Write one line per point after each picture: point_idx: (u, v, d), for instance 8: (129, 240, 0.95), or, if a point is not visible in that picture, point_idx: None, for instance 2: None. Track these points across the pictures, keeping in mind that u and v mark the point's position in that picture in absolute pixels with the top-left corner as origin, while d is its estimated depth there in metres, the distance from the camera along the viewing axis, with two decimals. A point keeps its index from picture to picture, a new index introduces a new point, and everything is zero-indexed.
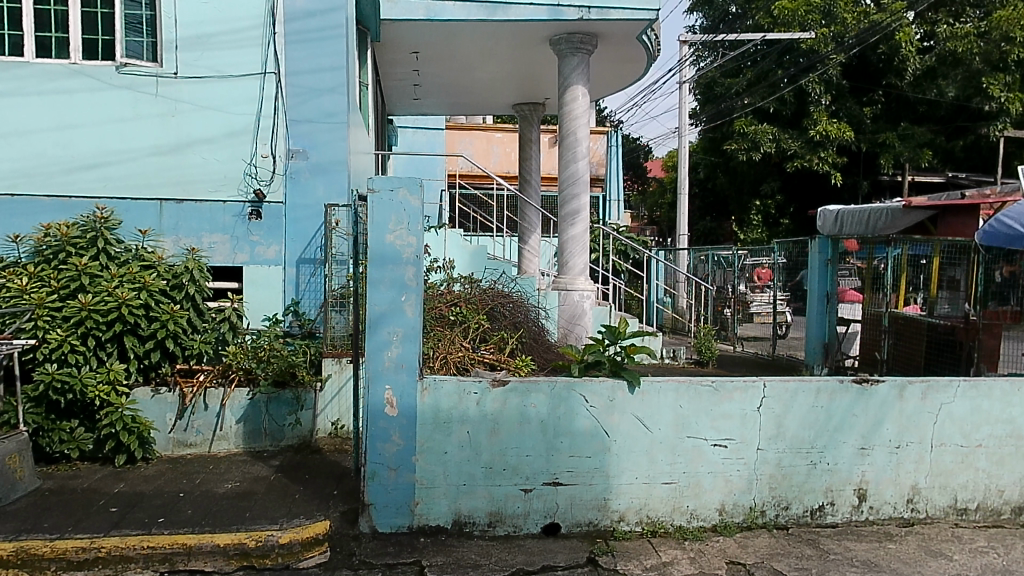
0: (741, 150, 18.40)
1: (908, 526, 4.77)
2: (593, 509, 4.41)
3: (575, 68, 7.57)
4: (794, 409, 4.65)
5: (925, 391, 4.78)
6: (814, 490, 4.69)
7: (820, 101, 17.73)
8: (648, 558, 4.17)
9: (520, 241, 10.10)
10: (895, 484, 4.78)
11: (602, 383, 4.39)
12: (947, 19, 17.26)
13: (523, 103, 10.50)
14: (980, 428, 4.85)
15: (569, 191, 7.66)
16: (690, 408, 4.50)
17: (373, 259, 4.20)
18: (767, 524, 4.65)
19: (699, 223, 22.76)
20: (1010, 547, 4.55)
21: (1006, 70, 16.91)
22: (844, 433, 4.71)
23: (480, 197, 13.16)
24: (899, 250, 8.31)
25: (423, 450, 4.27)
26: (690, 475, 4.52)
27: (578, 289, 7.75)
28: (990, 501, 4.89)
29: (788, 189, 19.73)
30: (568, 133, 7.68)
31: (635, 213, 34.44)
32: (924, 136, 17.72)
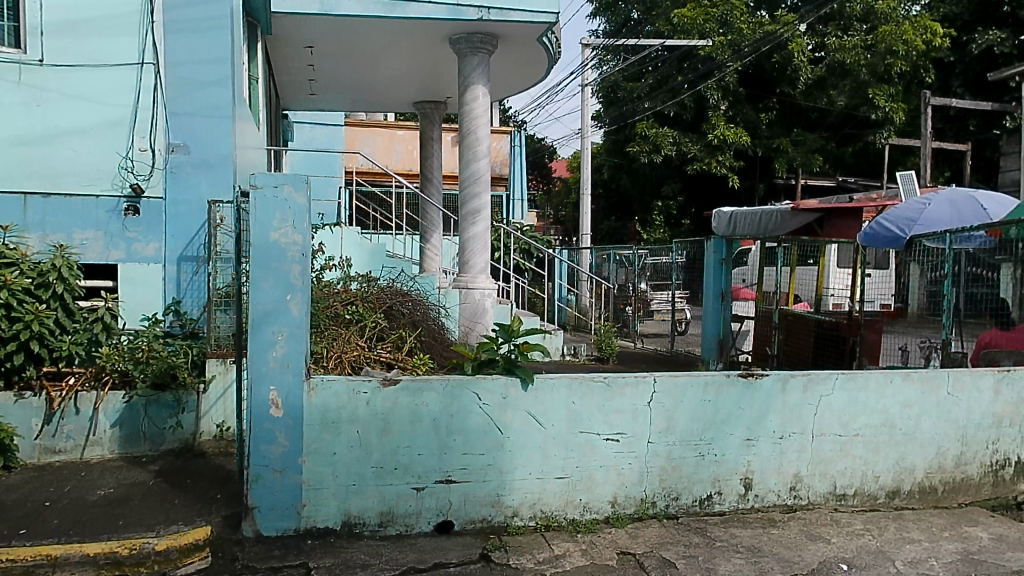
0: (643, 153, 18.96)
1: (790, 512, 5.01)
2: (486, 506, 4.44)
3: (475, 68, 7.59)
4: (683, 404, 4.81)
5: (807, 383, 5.03)
6: (701, 480, 4.87)
7: (718, 106, 18.38)
8: (541, 552, 4.24)
9: (422, 239, 10.06)
10: (778, 473, 5.01)
11: (496, 381, 4.44)
12: (836, 32, 18.19)
13: (423, 101, 10.46)
14: (857, 418, 5.13)
15: (470, 189, 7.69)
16: (582, 404, 4.59)
17: (258, 258, 4.11)
18: (657, 514, 4.80)
19: (604, 222, 23.24)
20: (883, 529, 4.84)
21: (890, 82, 18.02)
22: (731, 426, 4.90)
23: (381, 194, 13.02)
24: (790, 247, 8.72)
25: (310, 451, 4.21)
26: (582, 469, 4.61)
27: (479, 288, 7.81)
28: (867, 487, 5.18)
29: (689, 190, 20.40)
30: (468, 132, 7.69)
31: (540, 211, 34.90)
32: (815, 142, 18.78)
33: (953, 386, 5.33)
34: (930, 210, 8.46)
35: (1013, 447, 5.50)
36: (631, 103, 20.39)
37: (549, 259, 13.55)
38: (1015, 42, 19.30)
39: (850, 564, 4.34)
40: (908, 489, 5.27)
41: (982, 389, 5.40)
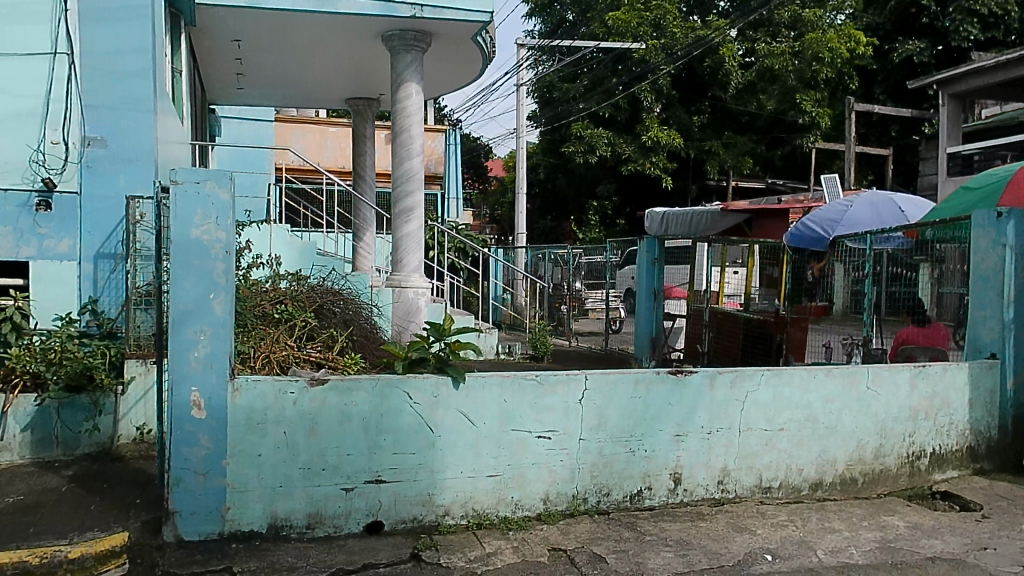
0: (579, 153, 19.10)
1: (718, 505, 5.13)
2: (417, 506, 4.42)
3: (408, 65, 7.55)
4: (614, 400, 4.88)
5: (733, 380, 5.16)
6: (632, 476, 4.95)
7: (651, 108, 18.74)
8: (472, 550, 4.24)
9: (354, 237, 9.96)
10: (706, 467, 5.12)
11: (427, 379, 4.43)
12: (765, 39, 18.69)
13: (357, 98, 10.36)
14: (782, 413, 5.29)
15: (403, 187, 7.64)
16: (514, 402, 4.61)
17: (178, 255, 4.02)
18: (589, 510, 4.85)
19: (540, 221, 23.43)
20: (806, 520, 5.00)
21: (816, 88, 18.65)
22: (661, 422, 4.99)
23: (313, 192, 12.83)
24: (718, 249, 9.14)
25: (235, 453, 4.12)
26: (514, 467, 4.63)
27: (412, 286, 7.77)
28: (791, 479, 5.34)
29: (624, 190, 20.75)
30: (401, 129, 7.63)
31: (476, 210, 34.98)
32: (745, 145, 19.29)
33: (873, 380, 5.53)
34: (851, 213, 8.73)
35: (928, 438, 5.75)
36: (566, 103, 20.57)
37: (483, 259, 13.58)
38: (932, 51, 20.18)
39: (774, 554, 4.47)
40: (830, 480, 5.46)
41: (900, 383, 5.62)
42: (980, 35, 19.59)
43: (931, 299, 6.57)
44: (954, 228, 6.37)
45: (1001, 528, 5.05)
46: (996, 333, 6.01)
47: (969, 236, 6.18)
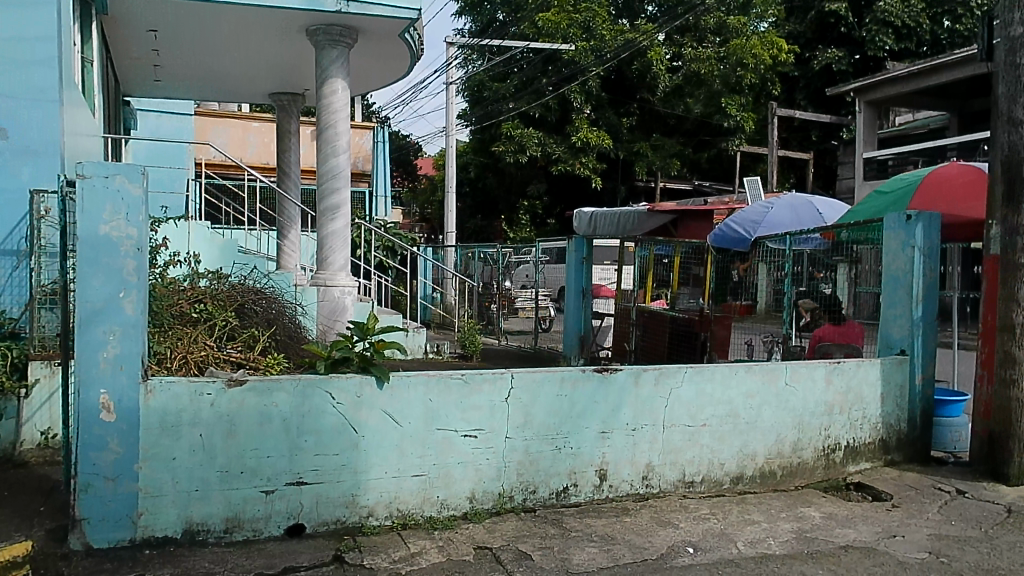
0: (508, 153, 19.38)
1: (642, 500, 5.22)
2: (340, 507, 4.37)
3: (334, 61, 7.44)
4: (539, 398, 4.91)
5: (657, 377, 5.26)
6: (558, 473, 4.99)
7: (581, 109, 19.01)
8: (396, 551, 4.21)
9: (279, 235, 9.78)
10: (631, 463, 5.21)
11: (350, 379, 4.37)
12: (691, 44, 19.17)
13: (281, 93, 10.17)
14: (704, 409, 5.42)
15: (329, 184, 7.54)
16: (439, 401, 4.60)
17: (85, 252, 3.88)
18: (515, 508, 4.88)
19: (471, 221, 23.47)
20: (726, 513, 5.15)
21: (741, 93, 19.20)
22: (586, 419, 5.06)
23: (234, 188, 12.52)
24: (647, 250, 9.59)
25: (148, 457, 3.99)
26: (440, 466, 4.62)
27: (339, 285, 7.67)
28: (713, 473, 5.48)
29: (554, 190, 20.96)
30: (327, 126, 7.51)
31: (406, 210, 34.91)
32: (673, 147, 19.74)
33: (791, 376, 5.72)
34: (771, 214, 9.02)
35: (843, 432, 5.97)
36: (497, 103, 20.59)
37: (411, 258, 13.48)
38: (849, 60, 21.01)
39: (695, 547, 4.58)
40: (750, 474, 5.62)
41: (816, 379, 5.82)
42: (894, 45, 20.47)
43: (850, 298, 6.86)
44: (867, 230, 6.63)
45: (909, 517, 5.29)
46: (905, 330, 6.25)
47: (881, 237, 6.44)
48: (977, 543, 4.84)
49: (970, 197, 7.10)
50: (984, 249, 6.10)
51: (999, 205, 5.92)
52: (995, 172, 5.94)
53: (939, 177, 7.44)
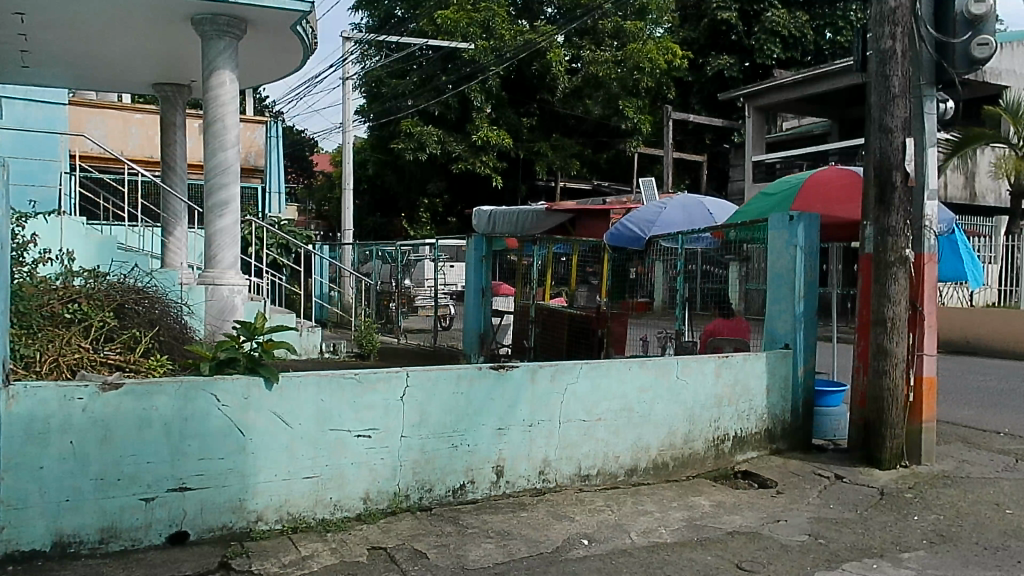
0: (408, 151, 19.28)
1: (539, 495, 5.29)
2: (227, 513, 4.23)
3: (221, 52, 7.19)
4: (435, 396, 4.90)
5: (553, 373, 5.34)
6: (454, 471, 5.00)
7: (481, 108, 19.17)
8: (287, 555, 4.13)
9: (164, 231, 9.39)
10: (528, 458, 5.27)
11: (236, 381, 4.25)
12: (589, 46, 19.61)
13: (164, 84, 9.73)
14: (599, 404, 5.54)
15: (216, 179, 7.29)
16: (332, 401, 4.54)
17: None
18: (410, 507, 4.85)
19: (370, 218, 23.31)
20: (621, 504, 5.28)
21: (637, 96, 19.76)
22: (482, 417, 5.08)
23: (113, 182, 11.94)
24: (546, 249, 9.74)
25: (12, 466, 3.77)
26: (333, 467, 4.56)
27: (227, 283, 7.42)
28: (608, 466, 5.61)
29: (454, 189, 21.04)
30: (214, 119, 7.26)
31: (301, 207, 34.57)
32: (572, 147, 20.18)
33: (682, 370, 5.92)
34: (664, 214, 9.27)
35: (731, 423, 6.23)
36: (395, 100, 20.46)
37: (305, 256, 13.24)
38: (740, 67, 21.94)
39: (590, 539, 4.68)
40: (644, 466, 5.78)
41: (706, 372, 6.05)
42: (781, 54, 21.53)
43: (739, 295, 7.10)
44: (753, 230, 6.95)
45: (792, 502, 5.57)
46: (789, 325, 6.58)
47: (766, 237, 6.76)
48: (852, 524, 5.16)
49: (848, 198, 7.53)
50: (858, 248, 6.50)
51: (872, 207, 6.32)
52: (868, 177, 6.33)
53: (820, 180, 7.85)
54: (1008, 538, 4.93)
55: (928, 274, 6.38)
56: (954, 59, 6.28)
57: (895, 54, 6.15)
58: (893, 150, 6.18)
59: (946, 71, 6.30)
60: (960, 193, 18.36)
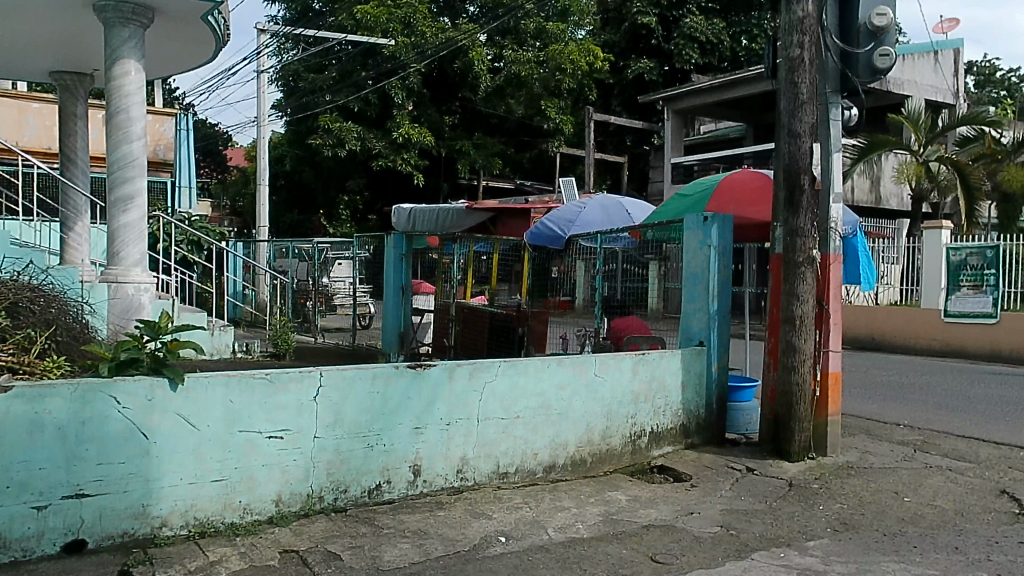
0: (326, 146, 18.96)
1: (457, 493, 5.28)
2: (128, 519, 4.10)
3: (126, 40, 6.93)
4: (351, 396, 4.84)
5: (472, 372, 5.34)
6: (370, 471, 4.94)
7: (402, 105, 19.07)
8: (193, 560, 4.02)
9: (62, 226, 8.99)
10: (445, 457, 5.26)
11: (138, 383, 4.12)
12: (511, 46, 19.74)
13: (63, 72, 9.34)
14: (518, 401, 5.58)
15: (121, 173, 7.03)
16: (241, 402, 4.44)
17: None
18: (324, 509, 4.78)
19: (287, 215, 22.90)
20: (539, 501, 5.32)
21: (559, 97, 20.01)
22: (400, 416, 5.05)
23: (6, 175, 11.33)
24: (467, 247, 9.83)
25: None
26: (242, 470, 4.45)
27: (132, 281, 7.16)
28: (526, 463, 5.64)
29: (373, 186, 20.86)
30: (118, 109, 6.99)
31: (215, 202, 33.79)
32: (494, 147, 20.26)
33: (600, 367, 6.02)
34: (583, 214, 9.35)
35: (647, 419, 6.37)
36: (312, 94, 20.10)
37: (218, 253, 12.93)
38: (659, 71, 22.43)
39: (507, 536, 4.70)
40: (562, 462, 5.84)
41: (623, 370, 6.16)
42: (699, 59, 22.06)
43: (658, 293, 7.24)
44: (668, 230, 7.12)
45: (705, 494, 5.74)
46: (703, 322, 6.77)
47: (682, 237, 6.93)
48: (762, 515, 5.34)
49: (760, 201, 7.77)
50: (769, 249, 6.73)
51: (782, 208, 6.56)
52: (778, 179, 6.57)
53: (735, 182, 8.07)
54: (905, 524, 5.20)
55: (835, 273, 6.63)
56: (858, 69, 6.60)
57: (803, 63, 6.41)
58: (801, 154, 6.43)
59: (850, 80, 6.61)
60: (866, 197, 19.24)
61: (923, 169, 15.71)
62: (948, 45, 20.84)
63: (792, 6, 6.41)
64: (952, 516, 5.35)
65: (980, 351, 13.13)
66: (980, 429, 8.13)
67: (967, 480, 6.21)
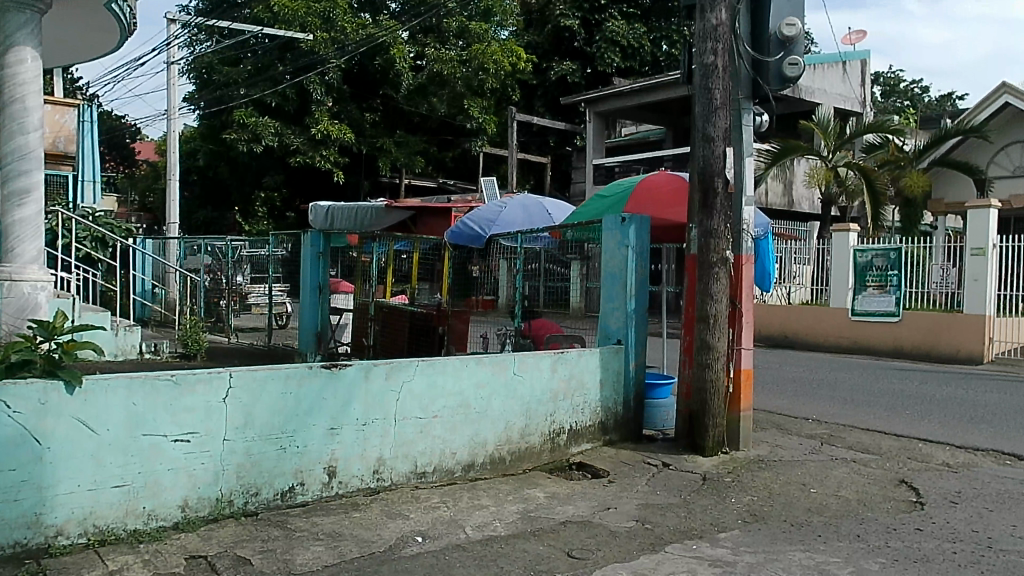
0: (241, 141, 18.50)
1: (373, 494, 5.23)
2: (20, 529, 3.93)
3: (22, 26, 6.64)
4: (262, 397, 4.75)
5: (388, 371, 5.31)
6: (282, 473, 4.85)
7: (321, 101, 18.78)
8: (90, 570, 3.87)
9: None
10: (361, 458, 5.21)
11: (30, 386, 3.95)
12: (434, 44, 19.69)
13: None
14: (436, 401, 5.57)
15: (16, 165, 6.72)
16: (144, 405, 4.30)
17: None
18: (234, 513, 4.66)
19: (200, 211, 22.25)
20: (457, 500, 5.33)
21: (483, 96, 20.07)
22: (314, 416, 4.97)
23: None
24: (387, 246, 9.81)
25: None
26: (146, 474, 4.32)
27: (29, 280, 6.81)
28: (444, 463, 5.63)
29: (291, 182, 20.48)
30: (12, 99, 6.68)
31: (123, 197, 32.62)
32: (416, 145, 20.26)
33: (518, 366, 6.07)
34: (504, 214, 9.37)
35: (565, 417, 6.45)
36: (226, 87, 19.54)
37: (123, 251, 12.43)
38: (582, 73, 22.75)
39: (424, 536, 4.69)
40: (481, 461, 5.86)
41: (542, 368, 6.23)
42: (620, 63, 22.42)
43: (580, 293, 7.30)
44: (587, 230, 7.23)
45: (622, 490, 5.86)
46: (621, 321, 6.90)
47: (601, 237, 7.03)
48: (676, 508, 5.49)
49: (677, 203, 7.96)
50: (684, 249, 6.91)
51: (696, 210, 6.74)
52: (692, 182, 6.75)
53: (652, 184, 8.26)
54: (811, 514, 5.43)
55: (747, 273, 6.90)
56: (768, 77, 6.86)
57: (716, 69, 6.59)
58: (715, 158, 6.62)
59: (761, 87, 6.87)
60: (779, 200, 19.97)
61: (832, 174, 16.38)
62: (856, 55, 21.78)
63: (706, 14, 6.60)
64: (854, 506, 5.62)
65: (884, 348, 13.82)
66: (881, 422, 8.56)
67: (869, 471, 6.53)
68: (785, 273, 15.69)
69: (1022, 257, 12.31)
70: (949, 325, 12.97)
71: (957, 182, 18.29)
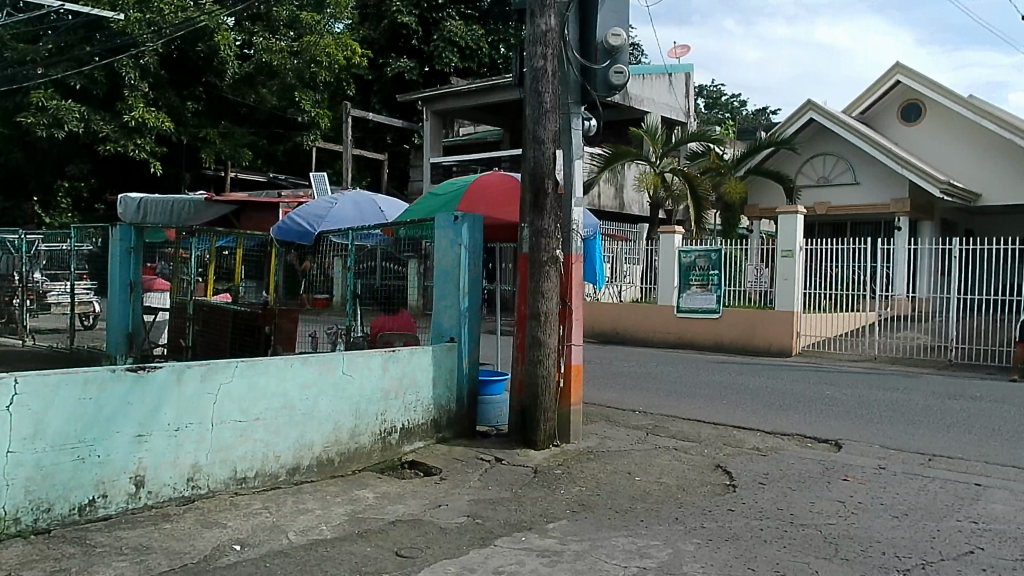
0: (40, 126, 16.84)
1: (186, 503, 4.95)
2: None
3: None
4: (56, 404, 4.37)
5: (204, 373, 5.03)
6: (80, 485, 4.49)
7: (135, 86, 17.59)
8: None
9: None
10: (173, 466, 4.91)
11: None
12: (262, 33, 19.04)
13: None
14: (257, 403, 5.35)
15: None
16: None
17: None
18: (21, 532, 4.26)
19: None
20: (280, 505, 5.16)
21: (315, 90, 19.94)
22: (118, 424, 4.64)
23: None
24: (207, 241, 9.45)
25: None
26: None
27: None
28: (267, 467, 5.42)
29: (101, 173, 19.00)
30: None
31: None
32: (242, 137, 19.50)
33: (347, 365, 5.96)
34: (335, 210, 8.89)
35: (397, 415, 6.40)
36: (20, 66, 17.74)
37: None
38: (419, 71, 22.72)
39: (242, 544, 4.49)
40: (308, 464, 5.68)
41: (372, 367, 6.15)
42: (458, 63, 22.55)
43: (417, 292, 7.28)
44: (421, 229, 7.22)
45: (455, 486, 5.91)
46: (454, 319, 6.93)
47: (434, 236, 7.04)
48: (508, 503, 5.60)
49: (511, 203, 8.11)
50: (517, 248, 7.06)
51: (528, 210, 6.91)
52: (524, 182, 6.90)
53: (486, 184, 8.37)
54: (635, 501, 5.73)
55: (576, 272, 7.16)
56: (596, 83, 7.13)
57: (545, 73, 6.79)
58: (546, 159, 6.80)
59: (589, 93, 7.15)
60: (610, 203, 20.93)
61: (658, 179, 17.41)
62: (679, 68, 23.19)
63: (536, 19, 6.77)
64: (674, 491, 5.99)
65: (705, 342, 14.84)
66: (700, 412, 9.19)
67: (689, 458, 6.99)
68: (616, 272, 16.47)
69: (824, 259, 13.55)
70: (761, 321, 14.15)
71: (768, 190, 19.95)
